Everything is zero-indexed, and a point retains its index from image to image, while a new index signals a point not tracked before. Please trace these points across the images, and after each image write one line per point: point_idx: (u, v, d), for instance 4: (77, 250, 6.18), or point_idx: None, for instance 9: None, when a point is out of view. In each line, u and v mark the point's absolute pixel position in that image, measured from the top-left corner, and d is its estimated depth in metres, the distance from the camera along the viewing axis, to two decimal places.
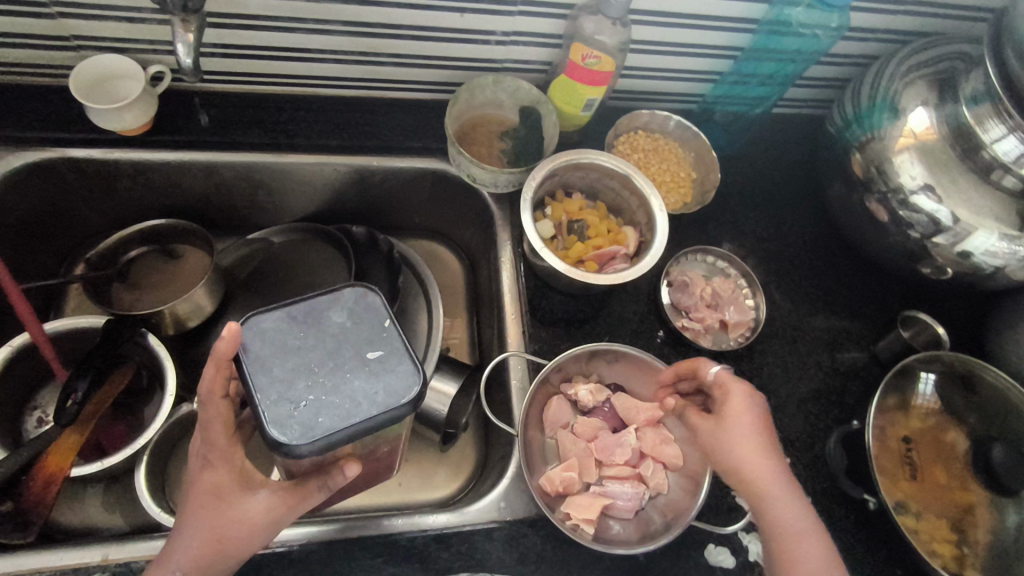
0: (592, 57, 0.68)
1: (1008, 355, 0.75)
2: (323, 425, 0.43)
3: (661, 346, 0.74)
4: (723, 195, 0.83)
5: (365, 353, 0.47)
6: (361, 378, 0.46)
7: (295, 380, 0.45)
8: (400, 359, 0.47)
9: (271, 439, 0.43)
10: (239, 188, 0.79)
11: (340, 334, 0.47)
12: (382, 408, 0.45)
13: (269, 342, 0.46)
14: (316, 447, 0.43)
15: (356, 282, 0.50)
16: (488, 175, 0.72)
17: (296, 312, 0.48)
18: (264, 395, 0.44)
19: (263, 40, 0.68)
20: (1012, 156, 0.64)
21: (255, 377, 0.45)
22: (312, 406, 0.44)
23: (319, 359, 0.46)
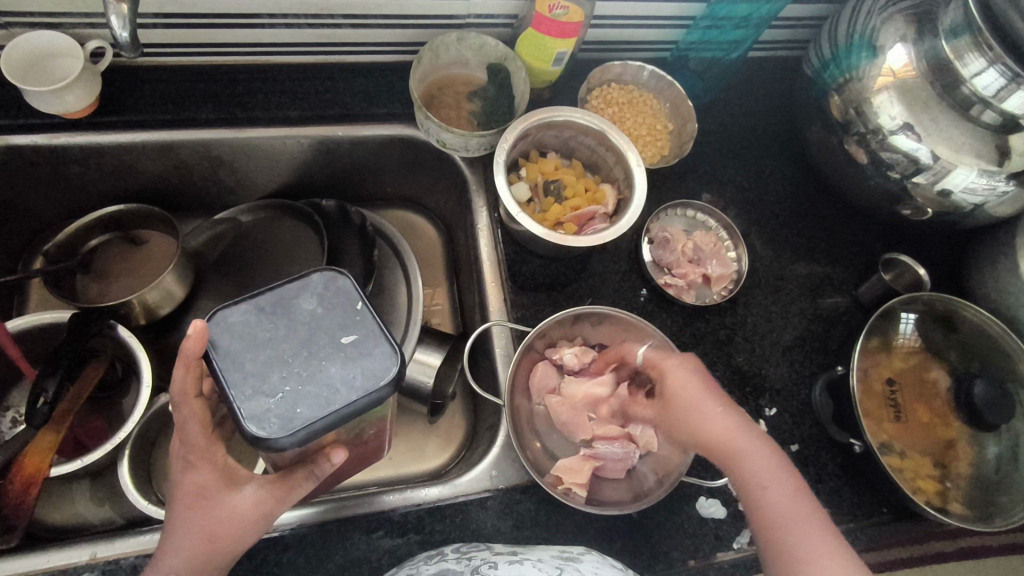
0: (559, 8, 0.65)
1: (988, 292, 0.75)
2: (302, 416, 0.42)
3: (645, 304, 0.73)
4: (701, 146, 0.81)
5: (340, 338, 0.46)
6: (338, 364, 0.45)
7: (270, 373, 0.44)
8: (376, 341, 0.46)
9: (250, 436, 0.42)
10: (199, 167, 0.76)
11: (311, 322, 0.46)
12: (363, 393, 0.44)
13: (238, 337, 0.45)
14: (298, 439, 0.42)
15: (323, 267, 0.49)
16: (458, 140, 0.69)
17: (263, 303, 0.46)
18: (239, 391, 0.43)
19: (208, 6, 0.64)
20: (992, 90, 0.63)
21: (227, 373, 0.43)
22: (290, 397, 0.43)
23: (293, 349, 0.45)
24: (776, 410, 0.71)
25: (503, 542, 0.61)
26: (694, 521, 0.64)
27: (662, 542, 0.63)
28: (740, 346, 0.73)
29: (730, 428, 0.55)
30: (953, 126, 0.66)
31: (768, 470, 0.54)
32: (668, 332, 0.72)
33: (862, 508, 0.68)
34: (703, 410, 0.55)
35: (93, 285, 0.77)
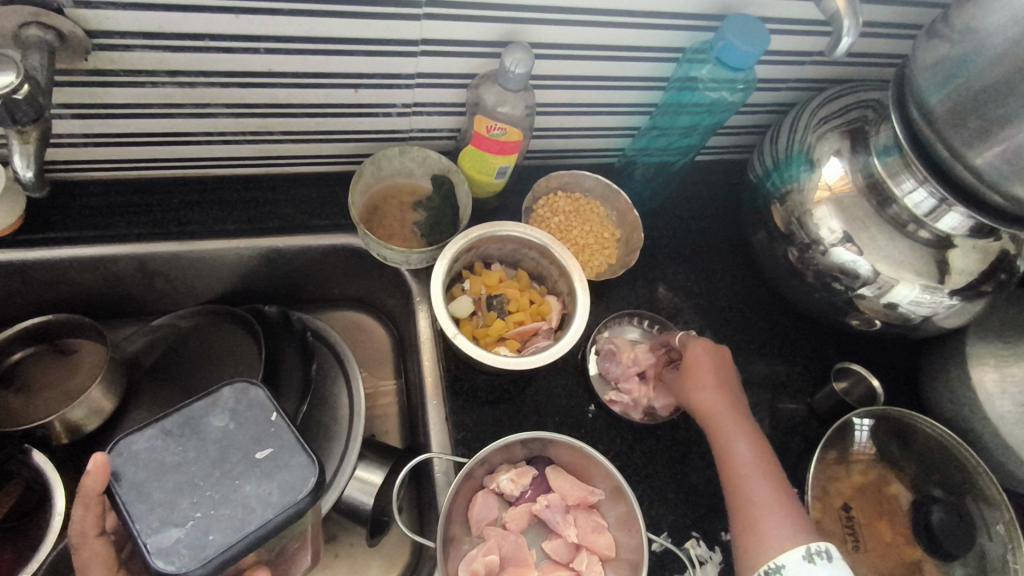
0: (496, 129, 0.64)
1: (943, 402, 0.74)
2: (213, 543, 0.47)
3: (593, 421, 0.70)
4: (650, 251, 0.81)
5: (253, 454, 0.50)
6: (252, 481, 0.49)
7: (178, 500, 0.48)
8: (290, 453, 0.51)
9: (159, 571, 0.45)
10: (133, 278, 0.73)
11: (222, 439, 0.51)
12: (278, 509, 0.48)
13: (143, 465, 0.49)
14: (209, 567, 0.46)
15: (234, 381, 0.53)
16: (398, 255, 0.68)
17: (170, 425, 0.50)
18: (146, 524, 0.47)
19: (139, 127, 0.62)
20: (924, 209, 0.64)
21: (133, 507, 0.47)
22: (201, 524, 0.47)
23: (204, 472, 0.49)
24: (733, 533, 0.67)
25: None
26: None
27: None
28: (694, 463, 0.70)
29: (740, 441, 0.61)
30: (891, 243, 0.66)
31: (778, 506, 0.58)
32: (617, 451, 0.69)
33: None
34: (709, 393, 0.64)
35: (16, 399, 0.73)
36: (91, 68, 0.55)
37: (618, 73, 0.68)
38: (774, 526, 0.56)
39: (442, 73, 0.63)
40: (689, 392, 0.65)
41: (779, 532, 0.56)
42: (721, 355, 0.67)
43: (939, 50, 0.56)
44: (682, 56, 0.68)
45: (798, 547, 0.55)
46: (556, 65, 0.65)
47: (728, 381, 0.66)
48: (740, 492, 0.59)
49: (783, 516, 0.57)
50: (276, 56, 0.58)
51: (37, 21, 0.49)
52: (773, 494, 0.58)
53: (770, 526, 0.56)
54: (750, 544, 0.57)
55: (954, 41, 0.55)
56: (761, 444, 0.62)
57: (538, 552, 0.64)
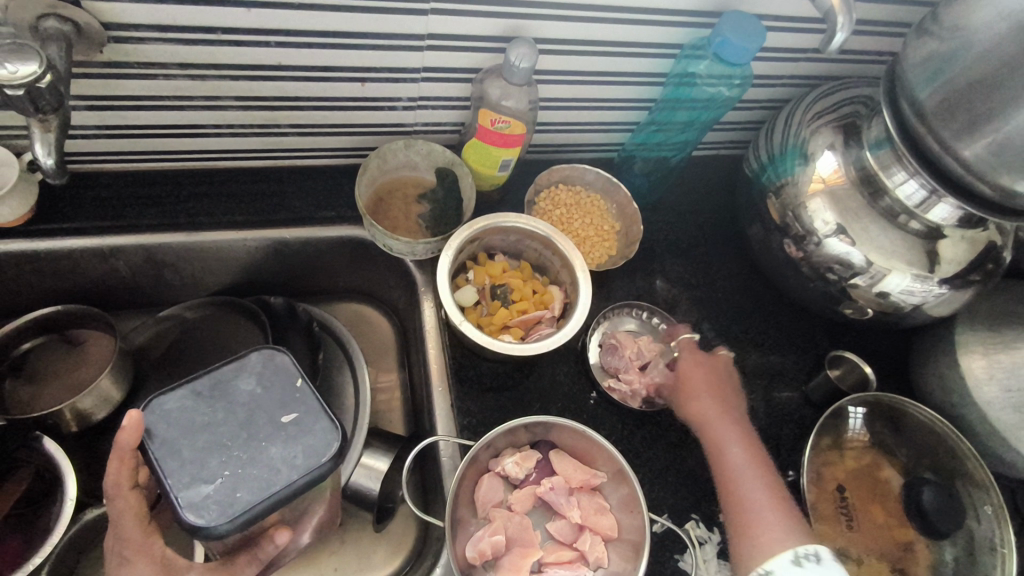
0: (502, 122, 0.66)
1: (933, 389, 0.76)
2: (241, 500, 0.48)
3: (594, 408, 0.72)
4: (648, 243, 0.83)
5: (280, 418, 0.52)
6: (278, 444, 0.51)
7: (208, 458, 0.49)
8: (314, 418, 0.53)
9: (188, 524, 0.47)
10: (141, 269, 0.74)
11: (249, 403, 0.52)
12: (302, 471, 0.50)
13: (173, 424, 0.50)
14: (237, 523, 0.47)
15: (260, 347, 0.55)
16: (403, 246, 0.70)
17: (200, 387, 0.52)
18: (177, 479, 0.48)
19: (151, 119, 0.64)
20: (915, 201, 0.66)
21: (165, 462, 0.48)
22: (229, 481, 0.49)
23: (231, 433, 0.51)
24: None
25: None
26: None
27: None
28: (693, 448, 0.72)
29: (735, 448, 0.66)
30: (883, 234, 0.69)
31: (770, 505, 0.62)
32: (618, 437, 0.71)
33: None
34: (705, 404, 0.69)
35: (26, 388, 0.74)
36: (105, 60, 0.56)
37: (618, 68, 0.70)
38: (763, 528, 0.60)
39: (446, 67, 0.65)
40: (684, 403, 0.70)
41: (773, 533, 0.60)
42: (715, 368, 0.73)
43: (930, 47, 0.59)
44: (681, 53, 0.70)
45: (787, 552, 0.58)
46: (557, 60, 0.67)
47: (723, 394, 0.71)
48: (736, 494, 0.63)
49: (776, 520, 0.61)
50: (286, 49, 0.59)
51: (55, 13, 0.50)
52: (766, 493, 0.62)
53: (758, 528, 0.60)
54: (743, 548, 0.61)
55: (943, 37, 0.57)
56: (754, 450, 0.66)
57: (543, 533, 0.66)
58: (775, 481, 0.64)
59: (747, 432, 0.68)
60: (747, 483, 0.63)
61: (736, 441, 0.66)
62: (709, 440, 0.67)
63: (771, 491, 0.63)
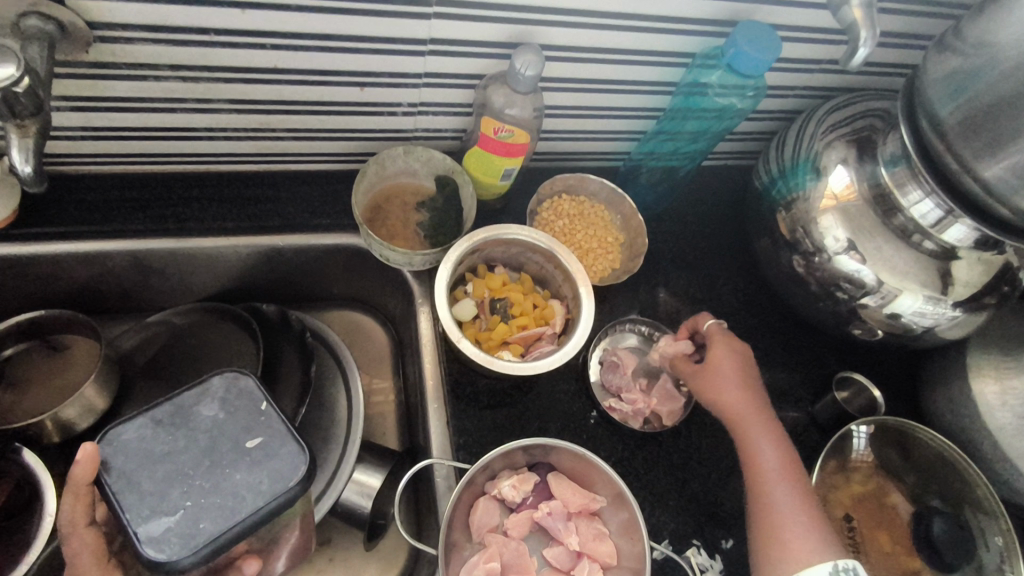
0: (504, 131, 0.63)
1: (943, 412, 0.74)
2: (204, 531, 0.47)
3: (595, 427, 0.70)
4: (653, 256, 0.80)
5: (243, 443, 0.51)
6: (242, 470, 0.50)
7: (169, 489, 0.49)
8: (279, 442, 0.52)
9: (148, 559, 0.46)
10: (128, 275, 0.71)
11: (212, 429, 0.52)
12: (268, 497, 0.49)
13: (132, 455, 0.50)
14: (199, 555, 0.47)
15: (224, 371, 0.55)
16: (401, 257, 0.67)
17: (160, 415, 0.51)
18: (136, 513, 0.47)
19: (139, 121, 0.61)
20: (930, 220, 0.64)
21: (123, 497, 0.48)
22: (191, 512, 0.48)
23: (194, 461, 0.50)
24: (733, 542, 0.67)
25: None
26: None
27: None
28: (695, 471, 0.70)
29: (771, 447, 0.62)
30: (897, 253, 0.66)
31: (802, 511, 0.59)
32: (619, 458, 0.69)
33: None
34: (740, 398, 0.65)
35: (7, 395, 0.71)
36: (91, 60, 0.53)
37: (626, 76, 0.67)
38: (796, 533, 0.57)
39: (449, 72, 0.62)
40: (716, 402, 0.65)
41: (807, 544, 0.57)
42: (746, 363, 0.67)
43: (952, 62, 0.57)
44: (692, 62, 0.67)
45: (827, 563, 0.56)
46: (564, 67, 0.64)
47: (756, 390, 0.66)
48: (766, 497, 0.60)
49: (811, 528, 0.58)
50: (282, 52, 0.57)
51: (37, 11, 0.48)
52: (798, 499, 0.59)
53: (793, 534, 0.57)
54: (770, 555, 0.58)
55: (965, 54, 0.55)
56: (787, 453, 0.62)
57: (539, 559, 0.63)
58: (809, 486, 0.60)
59: (782, 436, 0.64)
60: (780, 486, 0.60)
61: (773, 440, 0.63)
62: (742, 442, 0.63)
63: (805, 497, 0.60)
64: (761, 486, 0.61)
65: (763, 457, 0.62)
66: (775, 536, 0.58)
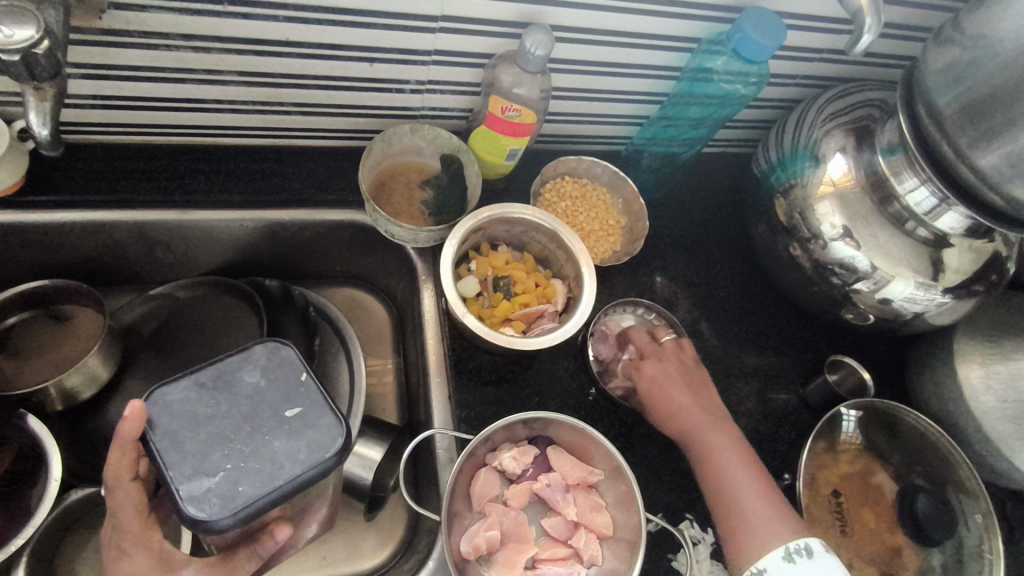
0: (512, 111, 0.64)
1: (928, 395, 0.76)
2: (244, 493, 0.49)
3: (593, 404, 0.71)
4: (652, 239, 0.82)
5: (283, 412, 0.53)
6: (282, 438, 0.52)
7: (212, 451, 0.50)
8: (318, 413, 0.54)
9: (190, 517, 0.47)
10: (134, 246, 0.72)
11: (254, 396, 0.53)
12: (305, 465, 0.51)
13: (177, 415, 0.51)
14: (240, 516, 0.48)
15: (266, 341, 0.56)
16: (406, 233, 0.68)
17: (204, 379, 0.53)
18: (179, 471, 0.49)
19: (149, 91, 0.61)
20: (925, 208, 0.66)
21: (166, 454, 0.49)
22: (233, 475, 0.49)
23: (235, 426, 0.51)
24: None
25: None
26: None
27: None
28: None
29: (721, 440, 0.65)
30: (891, 239, 0.69)
31: (755, 500, 0.61)
32: (616, 434, 0.70)
33: None
34: (676, 395, 0.68)
35: (10, 364, 0.72)
36: (104, 27, 0.54)
37: (632, 59, 0.68)
38: (749, 525, 0.60)
39: (458, 50, 0.63)
40: (655, 400, 0.69)
41: (767, 522, 0.60)
42: (678, 360, 0.71)
43: (951, 54, 0.58)
44: (698, 47, 0.68)
45: (780, 548, 0.58)
46: (572, 49, 0.65)
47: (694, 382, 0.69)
48: (723, 493, 0.63)
49: (766, 520, 0.60)
50: (295, 25, 0.57)
51: None
52: (753, 490, 0.62)
53: (745, 527, 0.60)
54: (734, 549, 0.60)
55: (965, 45, 0.57)
56: (738, 444, 0.65)
57: (537, 529, 0.65)
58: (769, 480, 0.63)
59: (732, 429, 0.67)
60: (730, 484, 0.62)
61: (721, 432, 0.66)
62: (693, 440, 0.66)
63: (758, 488, 0.62)
64: (714, 485, 0.63)
65: (712, 451, 0.64)
66: (736, 537, 0.60)
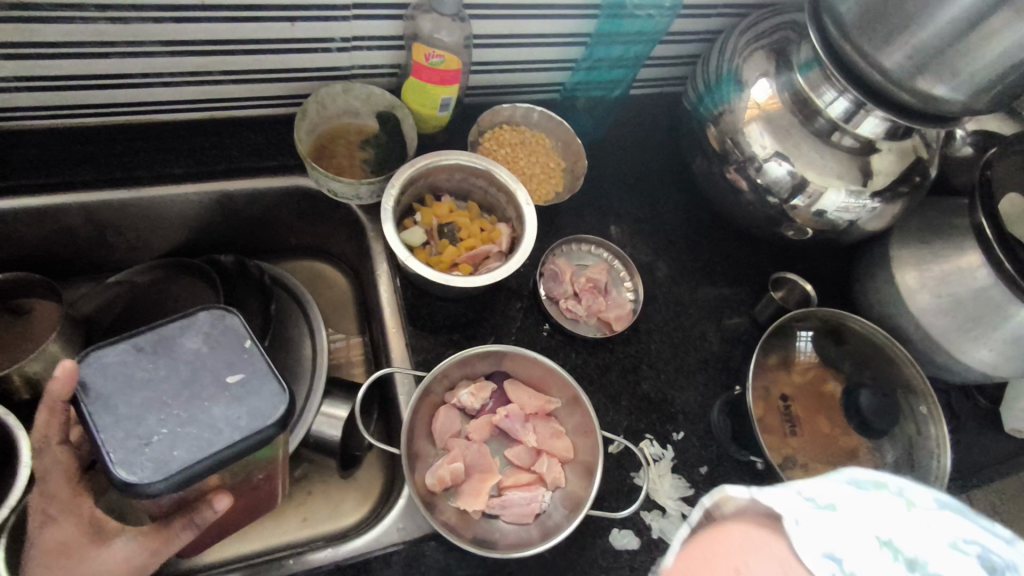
0: (436, 56, 0.66)
1: (873, 303, 0.79)
2: (177, 458, 0.45)
3: (548, 339, 0.74)
4: (596, 180, 0.84)
5: (224, 378, 0.49)
6: (221, 404, 0.48)
7: (146, 415, 0.47)
8: (261, 380, 0.50)
9: (119, 480, 0.44)
10: (81, 231, 0.72)
11: (194, 362, 0.50)
12: (245, 433, 0.47)
13: (113, 378, 0.48)
14: (172, 481, 0.45)
15: (210, 307, 0.52)
16: (347, 188, 0.70)
17: (143, 344, 0.49)
18: (111, 435, 0.45)
19: (74, 68, 0.62)
20: (840, 113, 0.68)
21: (98, 417, 0.46)
22: (167, 439, 0.46)
23: (174, 391, 0.48)
24: (683, 434, 0.72)
25: None
26: (608, 555, 0.64)
27: None
28: (645, 373, 0.74)
29: None
30: (817, 152, 0.71)
31: None
32: (573, 366, 0.73)
33: None
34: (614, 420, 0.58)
35: None
36: (19, 1, 0.54)
37: None
38: None
39: (376, 1, 0.65)
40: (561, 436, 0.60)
41: None
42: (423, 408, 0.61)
43: None
44: None
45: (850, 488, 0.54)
46: None
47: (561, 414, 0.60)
48: None
49: None
50: None
51: None
52: None
53: None
54: None
55: None
56: None
57: (502, 460, 0.67)
58: None
59: None
60: None
61: None
62: None
63: None
64: None
65: None
66: None
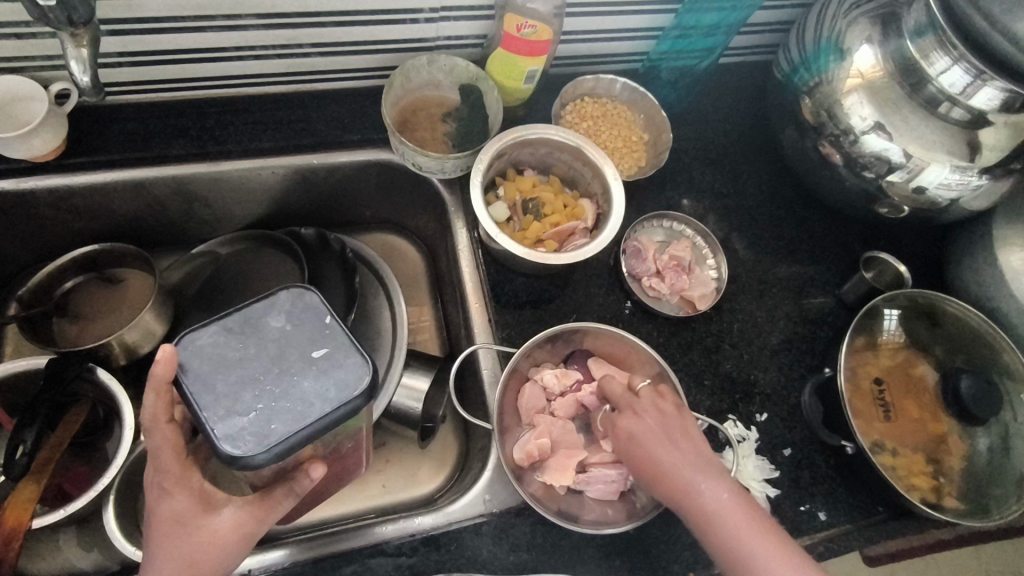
0: (528, 27, 0.65)
1: (970, 286, 0.76)
2: (277, 432, 0.42)
3: (630, 317, 0.73)
4: (677, 154, 0.81)
5: (312, 352, 0.45)
6: (311, 378, 0.44)
7: (241, 392, 0.43)
8: (347, 352, 0.45)
9: (225, 455, 0.41)
10: (174, 203, 0.74)
11: (281, 338, 0.45)
12: (336, 404, 0.43)
13: (206, 358, 0.44)
14: (275, 454, 0.42)
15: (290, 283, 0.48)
16: (433, 163, 0.69)
17: (231, 323, 0.45)
18: (211, 413, 0.42)
19: (172, 43, 0.63)
20: (958, 88, 0.64)
21: (198, 396, 0.43)
22: (263, 414, 0.42)
23: (264, 367, 0.44)
24: (767, 416, 0.71)
25: (500, 567, 0.61)
26: (693, 534, 0.64)
27: (659, 556, 0.63)
28: (727, 353, 0.73)
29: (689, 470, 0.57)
30: (922, 124, 0.67)
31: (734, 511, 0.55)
32: (655, 344, 0.72)
33: (859, 508, 0.69)
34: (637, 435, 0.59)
35: (70, 327, 0.74)
36: None
37: None
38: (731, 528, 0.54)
39: None
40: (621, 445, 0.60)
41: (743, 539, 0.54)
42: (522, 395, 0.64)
43: None
44: None
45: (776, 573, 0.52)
46: None
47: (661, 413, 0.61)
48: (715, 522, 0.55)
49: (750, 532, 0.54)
50: None
51: None
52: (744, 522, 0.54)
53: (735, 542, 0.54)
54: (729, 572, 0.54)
55: None
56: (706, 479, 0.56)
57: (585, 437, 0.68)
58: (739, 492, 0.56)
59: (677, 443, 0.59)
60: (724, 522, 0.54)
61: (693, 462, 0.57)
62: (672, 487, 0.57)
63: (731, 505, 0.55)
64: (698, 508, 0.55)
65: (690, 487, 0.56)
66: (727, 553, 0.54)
